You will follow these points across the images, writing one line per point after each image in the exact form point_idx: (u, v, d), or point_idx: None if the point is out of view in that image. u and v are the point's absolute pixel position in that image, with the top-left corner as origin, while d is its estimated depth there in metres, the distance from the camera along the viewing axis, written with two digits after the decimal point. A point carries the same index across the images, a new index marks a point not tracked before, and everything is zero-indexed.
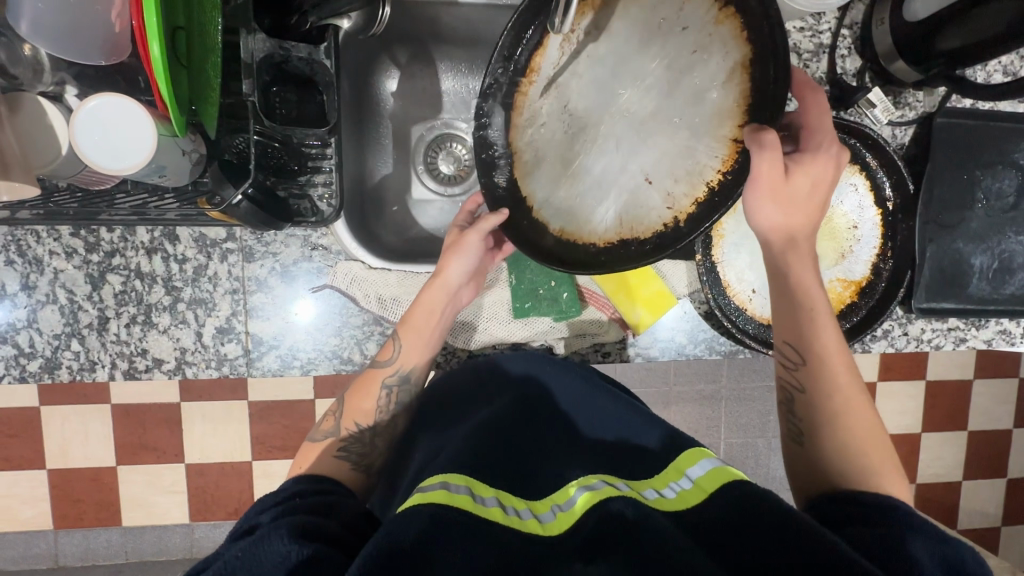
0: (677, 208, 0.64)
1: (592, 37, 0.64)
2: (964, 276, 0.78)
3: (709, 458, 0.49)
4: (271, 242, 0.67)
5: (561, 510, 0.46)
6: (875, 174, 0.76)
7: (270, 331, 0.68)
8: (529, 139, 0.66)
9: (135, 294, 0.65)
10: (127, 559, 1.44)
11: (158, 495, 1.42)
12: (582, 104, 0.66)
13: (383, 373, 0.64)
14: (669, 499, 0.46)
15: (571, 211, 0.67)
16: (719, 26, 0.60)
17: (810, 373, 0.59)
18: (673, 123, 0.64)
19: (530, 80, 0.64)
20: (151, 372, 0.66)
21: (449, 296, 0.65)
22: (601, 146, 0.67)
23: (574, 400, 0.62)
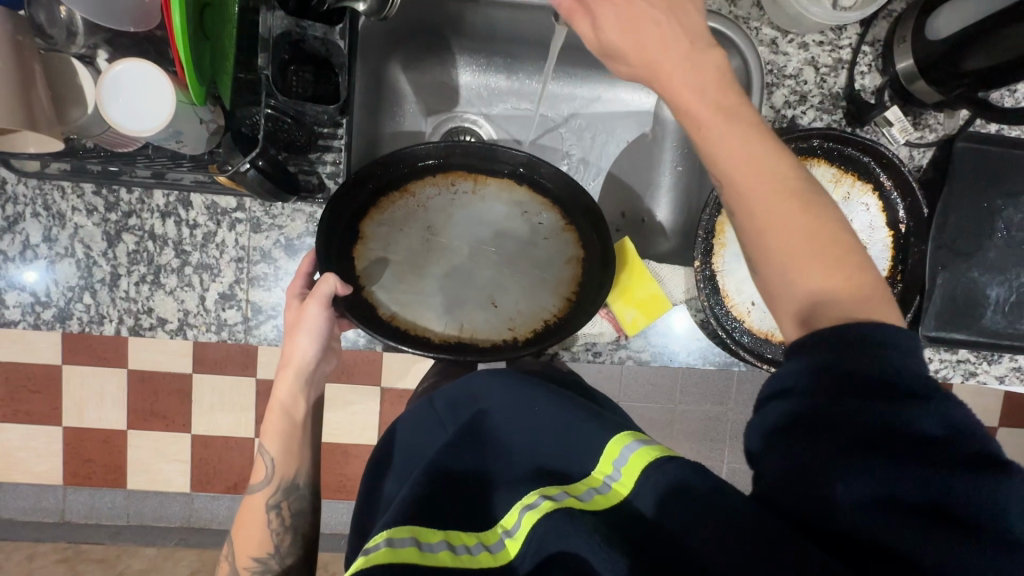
0: (518, 331, 0.73)
1: (471, 189, 0.76)
2: (978, 306, 0.75)
3: (632, 443, 0.50)
4: (277, 216, 0.69)
5: (509, 538, 0.49)
6: (888, 195, 0.75)
7: (269, 301, 0.70)
8: (380, 233, 0.73)
9: (146, 255, 0.68)
10: (129, 520, 1.48)
11: (164, 462, 1.46)
12: (440, 225, 0.76)
13: (263, 497, 0.67)
14: (606, 494, 0.49)
15: (420, 310, 0.72)
16: (564, 231, 0.76)
17: (740, 194, 0.51)
18: (524, 273, 0.76)
19: (401, 196, 0.74)
20: (155, 330, 0.69)
21: (293, 374, 0.67)
22: (454, 267, 0.75)
23: (512, 413, 0.60)
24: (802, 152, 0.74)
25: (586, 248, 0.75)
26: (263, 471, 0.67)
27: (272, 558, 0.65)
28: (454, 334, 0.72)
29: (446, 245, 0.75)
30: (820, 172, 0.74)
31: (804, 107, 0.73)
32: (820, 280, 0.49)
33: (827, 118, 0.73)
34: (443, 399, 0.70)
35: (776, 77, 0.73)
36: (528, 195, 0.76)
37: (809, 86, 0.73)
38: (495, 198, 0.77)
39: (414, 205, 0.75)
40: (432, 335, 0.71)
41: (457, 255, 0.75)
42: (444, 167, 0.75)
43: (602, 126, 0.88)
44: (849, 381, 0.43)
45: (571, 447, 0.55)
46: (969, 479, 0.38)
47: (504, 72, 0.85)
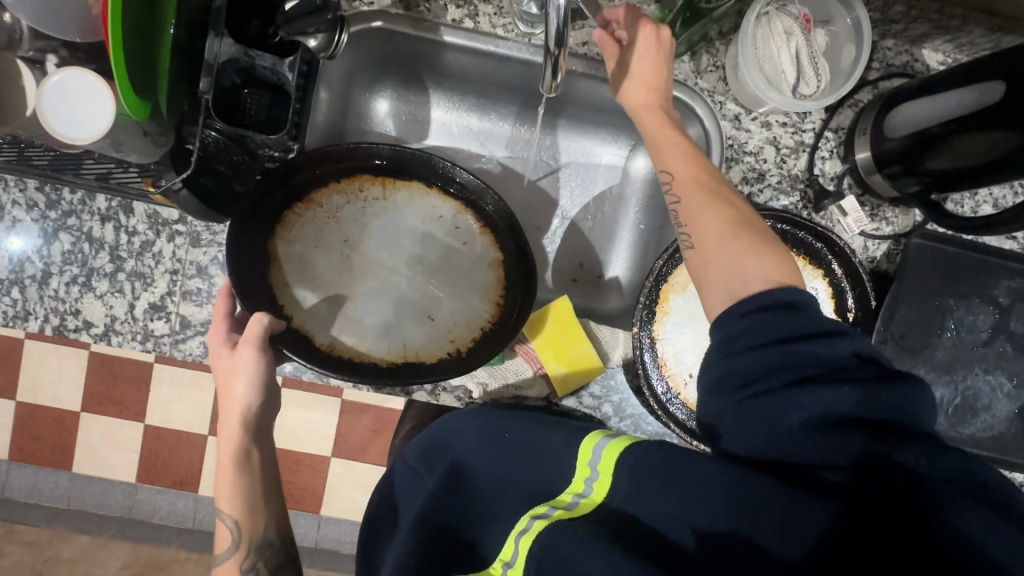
0: (460, 342, 0.73)
1: (381, 195, 0.75)
2: None
3: (600, 440, 0.56)
4: (218, 233, 0.69)
5: (511, 568, 0.54)
6: (840, 283, 0.73)
7: (198, 317, 0.69)
8: (294, 252, 0.71)
9: (81, 256, 0.68)
10: (68, 505, 1.43)
11: (112, 449, 1.43)
12: (357, 238, 0.75)
13: (235, 562, 0.60)
14: (590, 495, 0.53)
15: (359, 335, 0.71)
16: (479, 236, 0.76)
17: (687, 205, 0.60)
18: (448, 283, 0.76)
19: (308, 207, 0.72)
20: (79, 332, 0.68)
21: (238, 427, 0.59)
22: (377, 280, 0.75)
23: (480, 452, 0.66)
24: None
25: (503, 247, 0.75)
26: (227, 537, 0.60)
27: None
28: (400, 355, 0.71)
29: (365, 260, 0.75)
30: None
31: (761, 185, 0.72)
32: (761, 267, 0.54)
33: (785, 199, 0.73)
34: (423, 441, 0.74)
35: (735, 153, 0.72)
36: (440, 197, 0.76)
37: (769, 166, 0.73)
38: (407, 203, 0.76)
39: (322, 215, 0.73)
40: (378, 359, 0.70)
41: (377, 273, 0.75)
42: (349, 174, 0.73)
43: (564, 177, 0.88)
44: (789, 346, 0.48)
45: (541, 458, 0.62)
46: (894, 390, 0.45)
47: (476, 112, 0.85)
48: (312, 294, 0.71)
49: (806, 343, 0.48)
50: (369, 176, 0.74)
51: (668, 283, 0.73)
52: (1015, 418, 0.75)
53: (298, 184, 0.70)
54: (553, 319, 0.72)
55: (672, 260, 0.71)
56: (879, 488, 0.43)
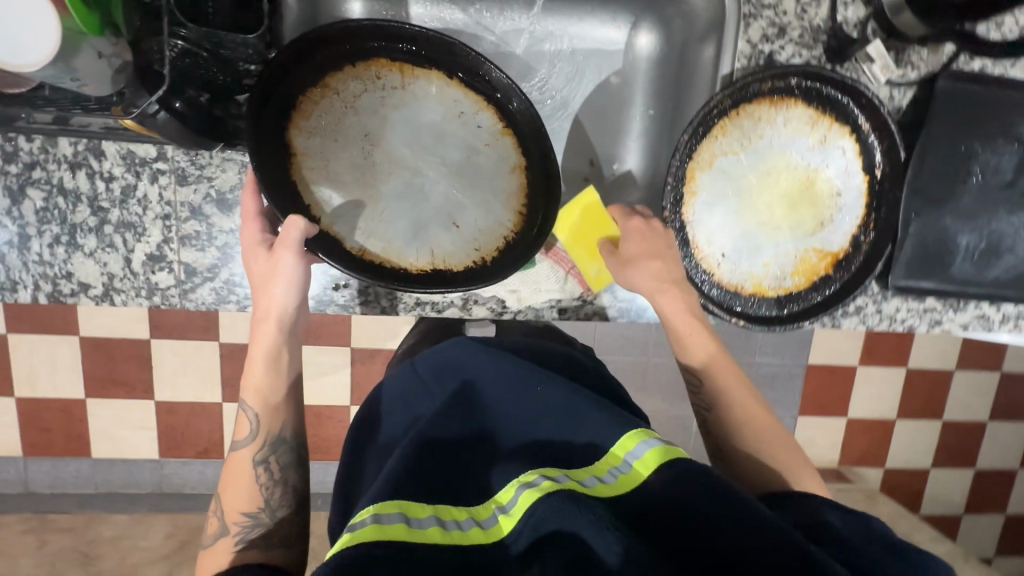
0: (484, 252, 0.69)
1: (399, 83, 0.67)
2: (947, 255, 0.75)
3: (649, 438, 0.49)
4: (205, 165, 0.62)
5: (503, 514, 0.46)
6: (866, 139, 0.71)
7: (203, 262, 0.64)
8: (314, 145, 0.64)
9: (57, 212, 0.61)
10: (96, 489, 1.42)
11: (130, 431, 1.40)
12: (378, 132, 0.67)
13: (249, 454, 0.57)
14: (609, 484, 0.47)
15: (387, 241, 0.67)
16: (502, 138, 0.70)
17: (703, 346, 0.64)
18: (475, 186, 0.70)
19: (324, 93, 0.64)
20: (78, 296, 0.63)
21: (275, 327, 0.60)
22: (403, 180, 0.68)
23: (506, 384, 0.56)
24: (779, 92, 0.68)
25: (526, 152, 0.70)
26: (247, 428, 0.58)
27: (263, 512, 0.55)
28: (428, 262, 0.68)
29: (386, 155, 0.67)
30: (796, 115, 0.69)
31: (782, 40, 0.70)
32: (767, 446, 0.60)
33: (807, 53, 0.69)
34: (428, 364, 0.64)
35: (754, 7, 0.69)
36: (462, 90, 0.68)
37: (789, 18, 0.69)
38: (428, 95, 0.68)
39: (340, 105, 0.65)
40: (408, 266, 0.67)
41: (399, 172, 0.68)
42: (365, 56, 0.65)
43: (570, 66, 0.78)
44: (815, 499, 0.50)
45: (568, 425, 0.52)
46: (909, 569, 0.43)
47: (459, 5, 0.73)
48: (337, 194, 0.65)
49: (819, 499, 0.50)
50: (389, 61, 0.66)
51: (693, 162, 0.68)
52: None
53: (310, 75, 0.63)
54: (581, 213, 0.68)
55: (698, 134, 0.66)
56: None
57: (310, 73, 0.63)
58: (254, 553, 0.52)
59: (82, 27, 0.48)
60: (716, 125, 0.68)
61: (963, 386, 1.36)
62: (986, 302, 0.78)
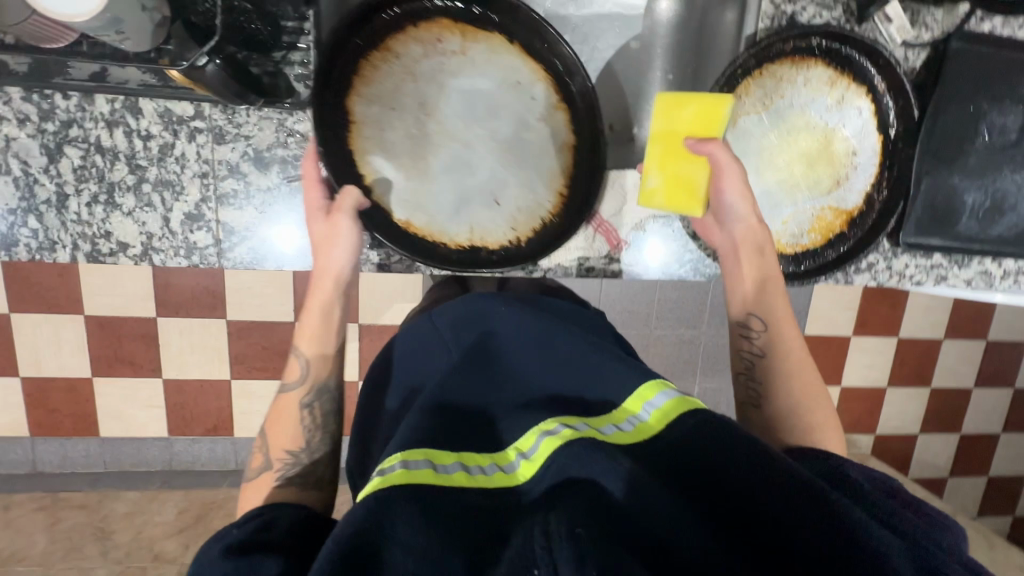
0: (521, 232, 0.70)
1: (460, 48, 0.66)
2: (953, 213, 0.78)
3: (669, 389, 0.46)
4: (242, 124, 0.62)
5: (526, 460, 0.44)
6: (881, 99, 0.73)
7: (241, 221, 0.65)
8: (372, 113, 0.64)
9: (95, 171, 0.61)
10: (105, 469, 1.32)
11: (136, 409, 1.29)
12: (433, 102, 0.67)
13: (297, 395, 0.61)
14: (628, 432, 0.44)
15: (430, 215, 0.68)
16: (554, 112, 0.70)
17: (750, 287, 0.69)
18: (523, 162, 0.71)
19: (383, 56, 0.64)
20: (116, 256, 0.64)
21: (332, 285, 0.64)
22: (451, 153, 0.68)
23: (524, 341, 0.55)
24: (801, 52, 0.70)
25: (579, 132, 0.70)
26: (296, 370, 0.62)
27: (303, 452, 0.58)
28: (467, 238, 0.69)
29: (437, 125, 0.67)
30: (815, 75, 0.71)
31: (804, 2, 0.69)
32: (806, 383, 0.63)
33: (827, 14, 0.70)
34: (446, 318, 0.61)
35: None
36: (522, 58, 0.68)
37: None
38: (486, 61, 0.67)
39: (398, 72, 0.65)
40: (448, 241, 0.68)
41: (448, 142, 0.68)
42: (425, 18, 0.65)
43: (599, 27, 0.76)
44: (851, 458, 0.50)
45: (586, 378, 0.51)
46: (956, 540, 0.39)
47: None
48: (391, 165, 0.66)
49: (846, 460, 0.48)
50: (450, 29, 0.66)
51: None
52: None
53: (367, 38, 0.63)
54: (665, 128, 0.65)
55: (723, 94, 0.69)
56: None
57: (369, 34, 0.63)
58: (296, 490, 0.55)
59: None
60: (740, 85, 0.70)
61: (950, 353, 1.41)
62: (989, 258, 0.82)
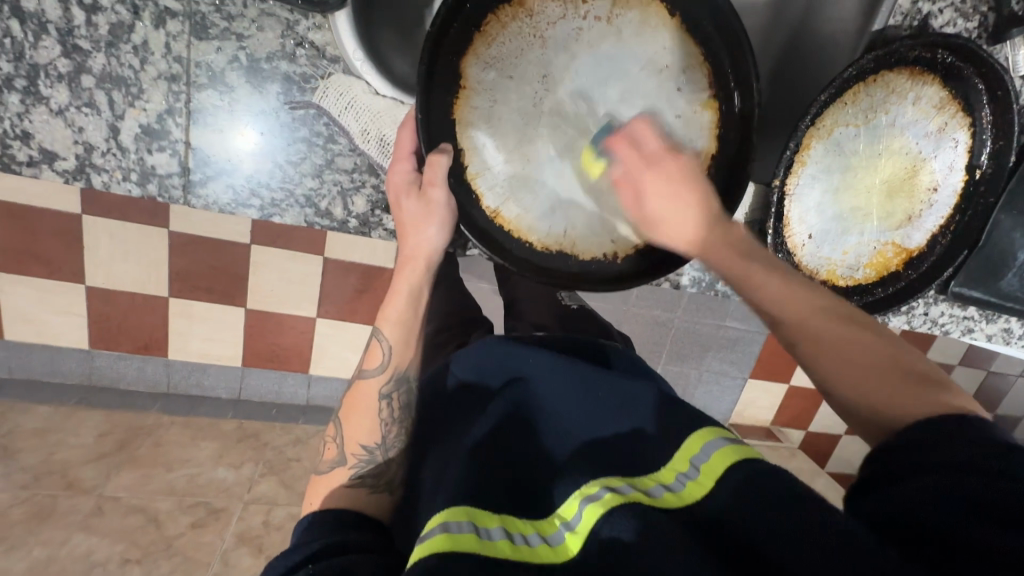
0: (620, 244, 0.58)
1: (606, 13, 0.55)
2: (1003, 267, 0.73)
3: (723, 434, 0.41)
4: (234, 17, 0.46)
5: (570, 532, 0.38)
6: (980, 136, 0.65)
7: (220, 150, 0.49)
8: (487, 82, 0.54)
9: (11, 43, 0.43)
10: (10, 375, 1.08)
11: (51, 316, 1.03)
12: (559, 76, 0.56)
13: (377, 384, 0.55)
14: (679, 494, 0.38)
15: (524, 209, 0.57)
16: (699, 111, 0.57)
17: (769, 295, 0.48)
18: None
19: (515, 12, 0.53)
20: (36, 167, 0.47)
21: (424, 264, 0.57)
22: (567, 142, 0.57)
23: (562, 380, 0.48)
24: (922, 63, 0.61)
25: (721, 139, 0.57)
26: (377, 356, 0.57)
27: (379, 449, 0.52)
28: (558, 240, 0.58)
29: (552, 106, 0.56)
30: (928, 94, 0.62)
31: (942, 3, 0.58)
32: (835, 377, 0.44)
33: (961, 25, 0.59)
34: (465, 368, 0.55)
35: None
36: (678, 35, 0.56)
37: None
38: (634, 34, 0.56)
39: (528, 35, 0.54)
40: (535, 243, 0.57)
41: (562, 129, 0.57)
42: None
43: None
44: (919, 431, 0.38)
45: (614, 409, 0.45)
46: None
47: None
48: (493, 143, 0.55)
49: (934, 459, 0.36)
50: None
51: (815, 127, 0.61)
52: None
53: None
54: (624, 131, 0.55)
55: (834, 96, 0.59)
56: None
57: None
58: (366, 494, 0.49)
59: None
60: (849, 90, 0.60)
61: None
62: (1017, 318, 0.79)
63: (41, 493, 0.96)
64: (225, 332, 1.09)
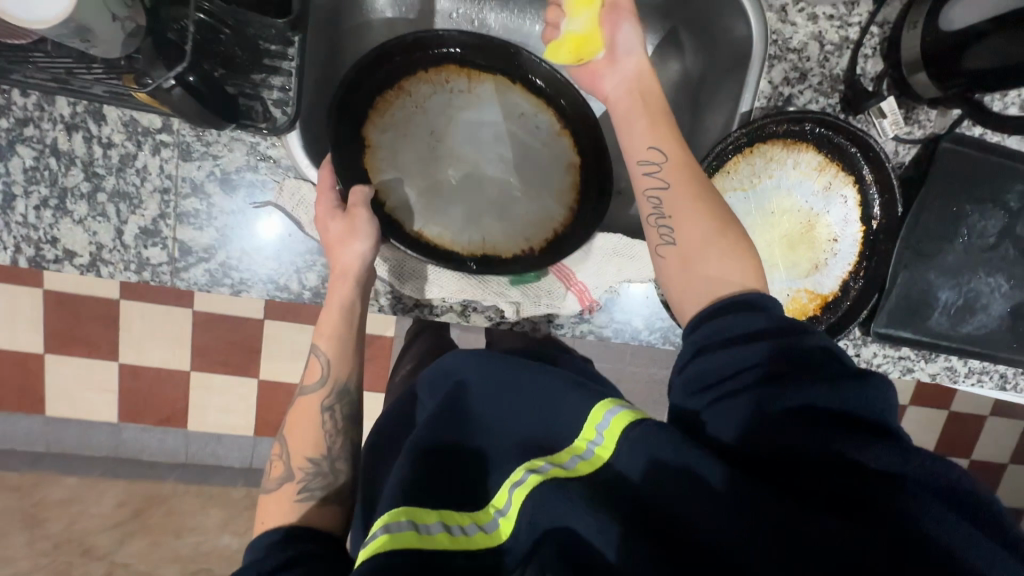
0: (534, 241, 0.76)
1: (466, 87, 0.77)
2: (926, 307, 0.77)
3: (613, 407, 0.51)
4: (212, 143, 0.60)
5: (503, 517, 0.48)
6: (868, 191, 0.73)
7: (200, 241, 0.61)
8: (386, 139, 0.74)
9: (48, 174, 0.58)
10: (47, 450, 1.16)
11: (89, 392, 1.15)
12: (444, 130, 0.77)
13: (318, 398, 0.64)
14: (588, 461, 0.49)
15: (444, 225, 0.74)
16: (559, 139, 0.80)
17: (685, 231, 0.59)
18: (529, 179, 0.79)
19: (398, 95, 0.74)
20: (61, 264, 0.60)
21: (352, 284, 0.62)
22: (463, 173, 0.78)
23: (496, 391, 0.59)
24: (794, 136, 0.71)
25: (581, 151, 0.79)
26: (317, 370, 0.65)
27: (325, 459, 0.61)
28: (479, 247, 0.75)
29: (446, 152, 0.77)
30: (805, 159, 0.72)
31: (802, 86, 0.69)
32: (726, 271, 0.57)
33: (823, 101, 0.70)
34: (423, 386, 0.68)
35: (779, 50, 0.68)
36: (523, 93, 0.79)
37: (811, 64, 0.69)
38: (491, 97, 0.78)
39: (409, 105, 0.75)
40: (463, 249, 0.73)
41: (459, 166, 0.78)
42: (435, 61, 0.75)
43: None
44: (752, 329, 0.51)
45: (540, 415, 0.56)
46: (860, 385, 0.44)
47: (490, 4, 0.77)
48: (402, 179, 0.74)
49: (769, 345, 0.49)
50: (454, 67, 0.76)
51: None
52: (1008, 316, 0.79)
53: (384, 74, 0.72)
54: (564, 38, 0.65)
55: (712, 168, 0.68)
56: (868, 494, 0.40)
57: (390, 74, 0.73)
58: (321, 500, 0.60)
59: None
60: (730, 161, 0.70)
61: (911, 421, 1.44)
62: (957, 356, 0.81)
63: (59, 558, 1.09)
64: (238, 402, 1.18)
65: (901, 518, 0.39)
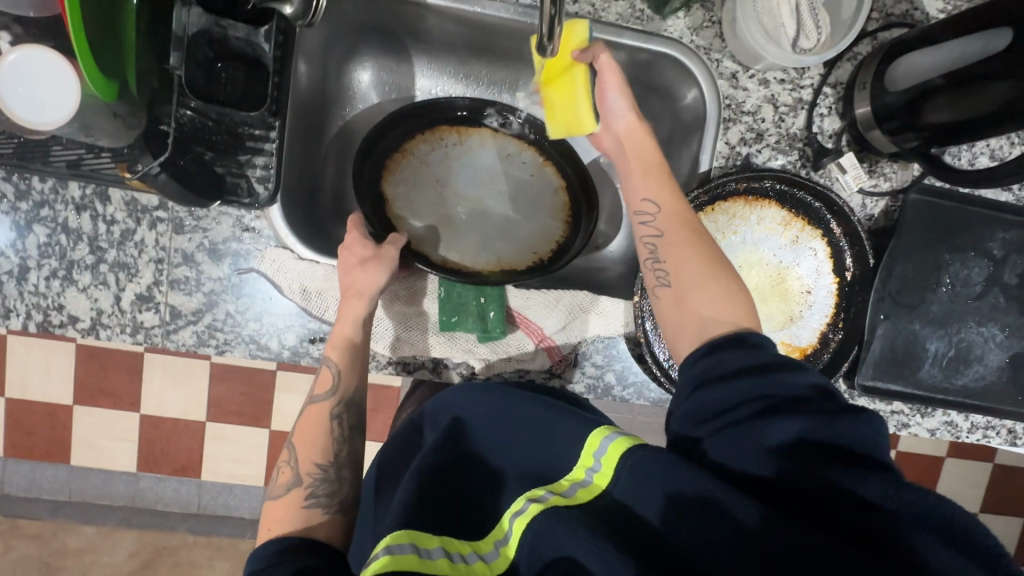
0: (541, 253, 0.82)
1: (456, 141, 0.82)
2: (915, 359, 0.73)
3: (611, 433, 0.50)
4: (202, 218, 0.66)
5: (504, 546, 0.48)
6: (837, 243, 0.73)
7: (189, 305, 0.66)
8: (399, 192, 0.80)
9: (58, 249, 0.65)
10: (69, 497, 1.20)
11: (112, 442, 1.19)
12: (446, 178, 0.82)
13: (328, 406, 0.64)
14: (588, 487, 0.48)
15: (462, 251, 0.81)
16: (543, 169, 0.83)
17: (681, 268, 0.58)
18: (524, 207, 0.83)
19: (402, 157, 0.80)
20: (65, 328, 0.66)
21: (363, 305, 0.65)
22: (469, 210, 0.82)
23: (494, 425, 0.59)
24: (755, 193, 0.73)
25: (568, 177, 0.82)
26: (327, 380, 0.64)
27: (332, 467, 0.62)
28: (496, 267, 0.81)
29: (451, 196, 0.82)
30: (769, 215, 0.73)
31: (760, 145, 0.71)
32: (727, 312, 0.55)
33: (783, 158, 0.72)
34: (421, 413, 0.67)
35: (733, 113, 0.71)
36: (507, 136, 0.82)
37: (767, 125, 0.72)
38: (479, 145, 0.82)
39: (412, 161, 0.81)
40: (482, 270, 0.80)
41: (466, 206, 0.82)
42: (429, 125, 0.81)
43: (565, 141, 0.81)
44: (750, 359, 0.49)
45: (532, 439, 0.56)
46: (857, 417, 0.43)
47: (466, 81, 0.83)
48: (418, 219, 0.80)
49: (771, 376, 0.47)
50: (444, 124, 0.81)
51: None
52: (1006, 366, 0.75)
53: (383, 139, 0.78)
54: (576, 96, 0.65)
55: None
56: (870, 522, 0.39)
57: (390, 140, 0.79)
58: (324, 513, 0.59)
59: (99, 95, 0.51)
60: None
61: (952, 474, 1.35)
62: (955, 410, 0.77)
63: None
64: (249, 451, 1.21)
65: (901, 546, 0.38)
